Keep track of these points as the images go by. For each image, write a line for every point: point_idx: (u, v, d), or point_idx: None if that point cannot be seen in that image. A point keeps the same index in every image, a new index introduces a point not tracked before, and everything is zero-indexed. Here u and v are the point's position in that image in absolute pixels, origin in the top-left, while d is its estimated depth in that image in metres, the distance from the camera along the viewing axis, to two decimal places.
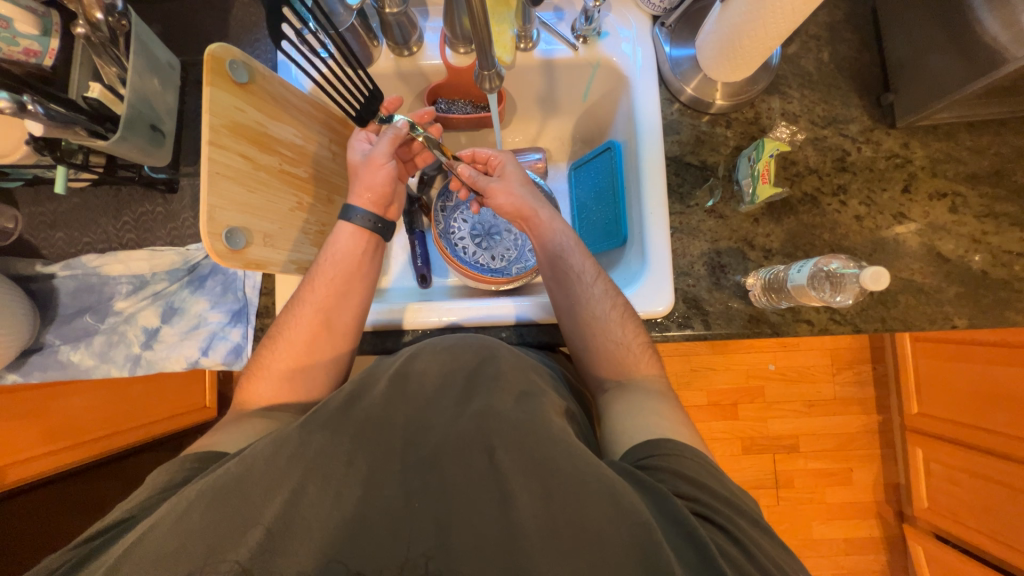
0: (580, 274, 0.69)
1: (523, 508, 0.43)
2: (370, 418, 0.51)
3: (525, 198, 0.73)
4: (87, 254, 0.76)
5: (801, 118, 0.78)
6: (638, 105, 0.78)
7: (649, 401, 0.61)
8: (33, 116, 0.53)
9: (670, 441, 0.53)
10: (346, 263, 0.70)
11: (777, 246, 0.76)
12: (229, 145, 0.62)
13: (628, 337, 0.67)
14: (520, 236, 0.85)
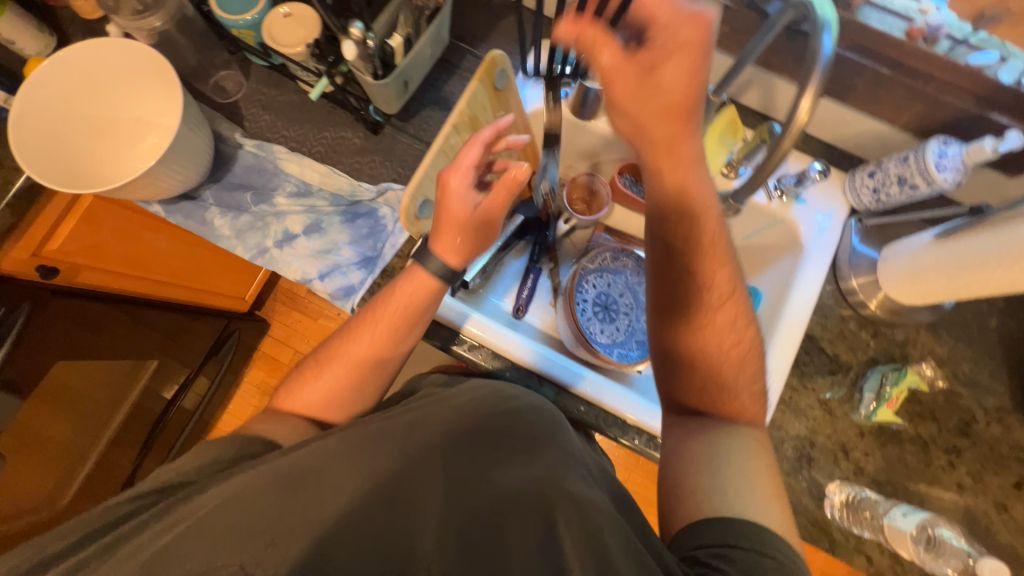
0: (718, 301, 0.62)
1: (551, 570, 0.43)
2: (459, 448, 0.53)
3: (690, 184, 0.61)
4: (279, 145, 0.82)
5: (946, 365, 0.77)
6: (803, 273, 0.80)
7: (731, 440, 0.59)
8: (364, 47, 0.62)
9: (745, 532, 0.50)
10: (399, 310, 0.66)
11: (870, 469, 0.74)
12: (461, 131, 0.67)
13: (740, 383, 0.62)
14: (634, 323, 0.87)
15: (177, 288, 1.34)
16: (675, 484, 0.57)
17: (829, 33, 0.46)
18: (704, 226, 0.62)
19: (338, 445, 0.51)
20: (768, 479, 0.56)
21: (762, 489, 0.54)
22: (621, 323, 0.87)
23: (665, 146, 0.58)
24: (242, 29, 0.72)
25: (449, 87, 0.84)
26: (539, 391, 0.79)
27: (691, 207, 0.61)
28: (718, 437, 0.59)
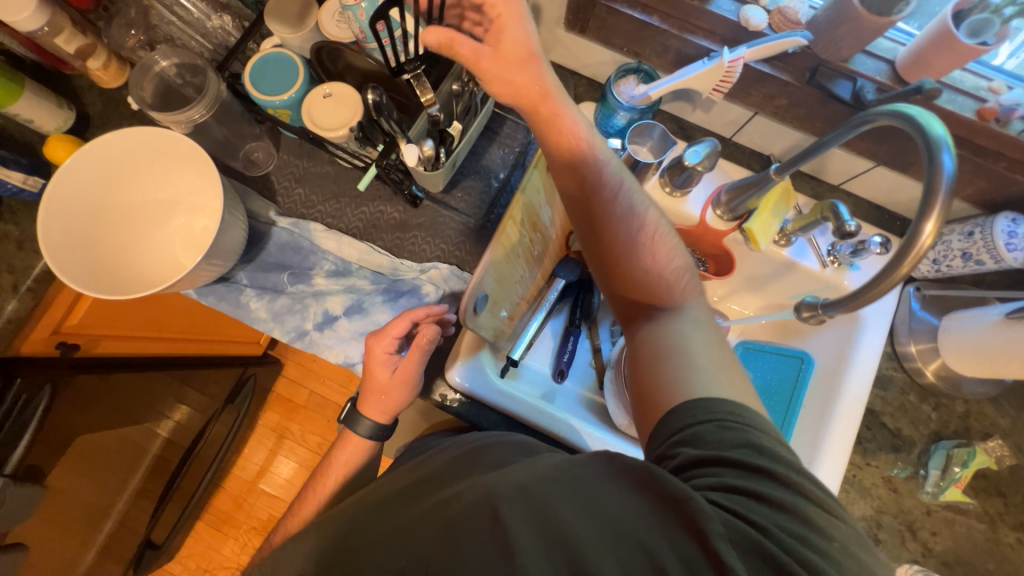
0: (611, 186, 0.60)
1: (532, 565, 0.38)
2: None
3: (562, 105, 0.60)
4: (315, 222, 0.79)
5: (1014, 438, 0.75)
6: (860, 344, 0.78)
7: (686, 330, 0.54)
8: (437, 164, 0.66)
9: (705, 407, 0.46)
10: (338, 475, 0.75)
11: (938, 549, 0.73)
12: (517, 219, 0.65)
13: (654, 263, 0.59)
14: None
15: (195, 343, 1.30)
16: (646, 376, 0.53)
17: (949, 151, 0.43)
18: (562, 142, 0.60)
19: None
20: (720, 361, 0.51)
21: (702, 355, 0.51)
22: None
23: (546, 125, 0.60)
24: (279, 109, 0.69)
25: (488, 155, 0.81)
26: None
27: (580, 148, 0.60)
28: (678, 323, 0.55)
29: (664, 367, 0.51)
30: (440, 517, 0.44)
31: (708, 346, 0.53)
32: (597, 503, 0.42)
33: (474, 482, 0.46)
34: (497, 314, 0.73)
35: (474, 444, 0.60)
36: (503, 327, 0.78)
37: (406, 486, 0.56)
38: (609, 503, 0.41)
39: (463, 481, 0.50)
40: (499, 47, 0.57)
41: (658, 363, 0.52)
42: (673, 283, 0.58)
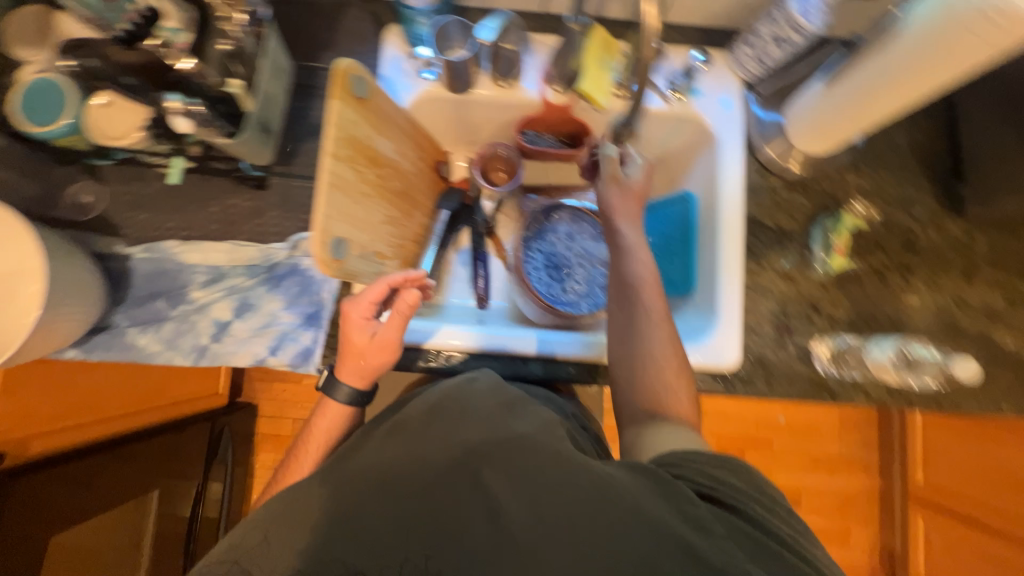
0: (647, 309, 0.70)
1: (513, 514, 0.47)
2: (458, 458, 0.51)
3: (626, 226, 0.75)
4: (170, 240, 0.76)
5: (875, 196, 0.82)
6: (723, 161, 0.81)
7: (643, 347, 0.68)
8: (187, 116, 0.59)
9: (668, 454, 0.56)
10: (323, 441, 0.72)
11: (842, 315, 0.79)
12: (343, 156, 0.63)
13: (666, 359, 0.67)
14: (592, 271, 0.87)
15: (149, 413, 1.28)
16: (616, 390, 0.70)
17: None
18: (639, 271, 0.72)
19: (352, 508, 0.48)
20: (674, 375, 0.67)
21: (660, 378, 0.66)
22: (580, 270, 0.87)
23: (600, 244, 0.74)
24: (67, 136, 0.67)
25: (315, 112, 0.78)
26: (527, 370, 0.80)
27: (631, 274, 0.72)
28: (643, 349, 0.68)
29: (638, 390, 0.67)
30: (417, 468, 0.51)
31: (665, 363, 0.67)
32: (580, 472, 0.49)
33: (445, 447, 0.52)
34: (374, 259, 0.72)
35: (442, 391, 0.62)
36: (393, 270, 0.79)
37: (374, 439, 0.56)
38: (586, 466, 0.50)
39: (438, 439, 0.54)
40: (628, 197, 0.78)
41: (624, 388, 0.68)
42: (648, 317, 0.69)
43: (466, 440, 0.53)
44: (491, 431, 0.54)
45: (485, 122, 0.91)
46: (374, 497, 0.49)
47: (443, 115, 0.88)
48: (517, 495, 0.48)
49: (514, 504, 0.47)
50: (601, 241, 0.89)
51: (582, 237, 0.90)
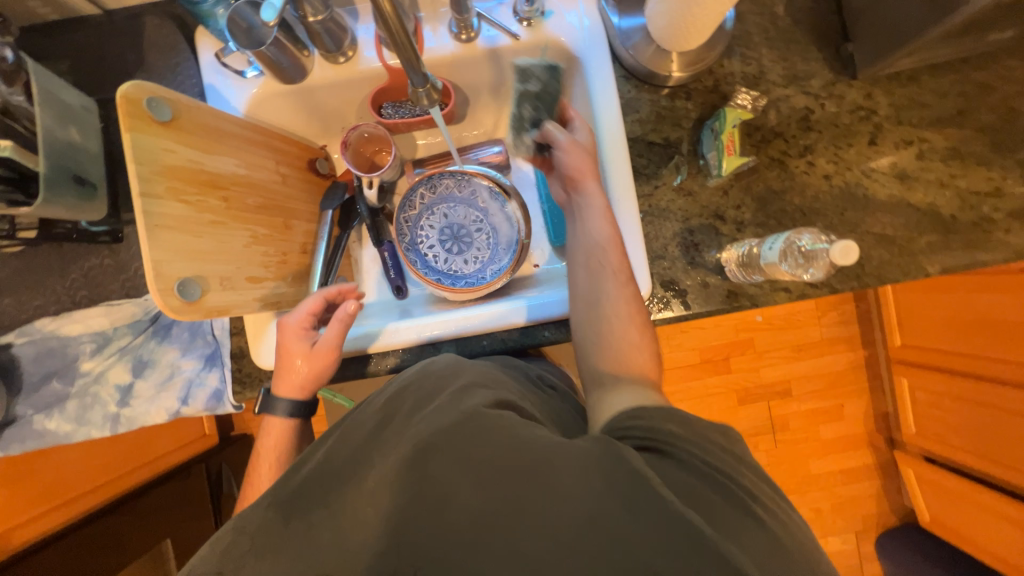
0: (614, 270, 0.63)
1: (479, 539, 0.41)
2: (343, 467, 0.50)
3: (581, 162, 0.68)
4: (41, 318, 0.72)
5: (761, 81, 0.76)
6: (592, 83, 0.75)
7: (606, 310, 0.62)
8: None
9: (629, 414, 0.50)
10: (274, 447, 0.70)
11: (749, 217, 0.75)
12: (161, 190, 0.58)
13: (637, 341, 0.60)
14: (492, 235, 0.84)
15: (146, 468, 1.25)
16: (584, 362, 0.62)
17: None
18: (602, 235, 0.65)
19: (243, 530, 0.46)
20: (637, 333, 0.61)
21: (626, 338, 0.60)
22: (479, 239, 0.84)
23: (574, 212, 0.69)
24: None
25: None
26: (441, 353, 0.77)
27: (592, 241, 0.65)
28: (608, 309, 0.62)
29: (604, 349, 0.60)
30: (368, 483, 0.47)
31: (628, 319, 0.61)
32: (540, 471, 0.43)
33: (400, 442, 0.49)
34: (247, 285, 0.69)
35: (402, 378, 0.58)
36: (281, 289, 0.75)
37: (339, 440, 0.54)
38: (553, 466, 0.43)
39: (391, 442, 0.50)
40: (571, 145, 0.69)
41: (588, 353, 0.62)
42: (613, 277, 0.63)
43: (417, 431, 0.48)
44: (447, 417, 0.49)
45: (343, 105, 0.84)
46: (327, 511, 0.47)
47: (294, 109, 0.81)
48: (483, 530, 0.42)
49: (456, 515, 0.43)
50: (496, 200, 0.83)
51: (475, 201, 0.84)
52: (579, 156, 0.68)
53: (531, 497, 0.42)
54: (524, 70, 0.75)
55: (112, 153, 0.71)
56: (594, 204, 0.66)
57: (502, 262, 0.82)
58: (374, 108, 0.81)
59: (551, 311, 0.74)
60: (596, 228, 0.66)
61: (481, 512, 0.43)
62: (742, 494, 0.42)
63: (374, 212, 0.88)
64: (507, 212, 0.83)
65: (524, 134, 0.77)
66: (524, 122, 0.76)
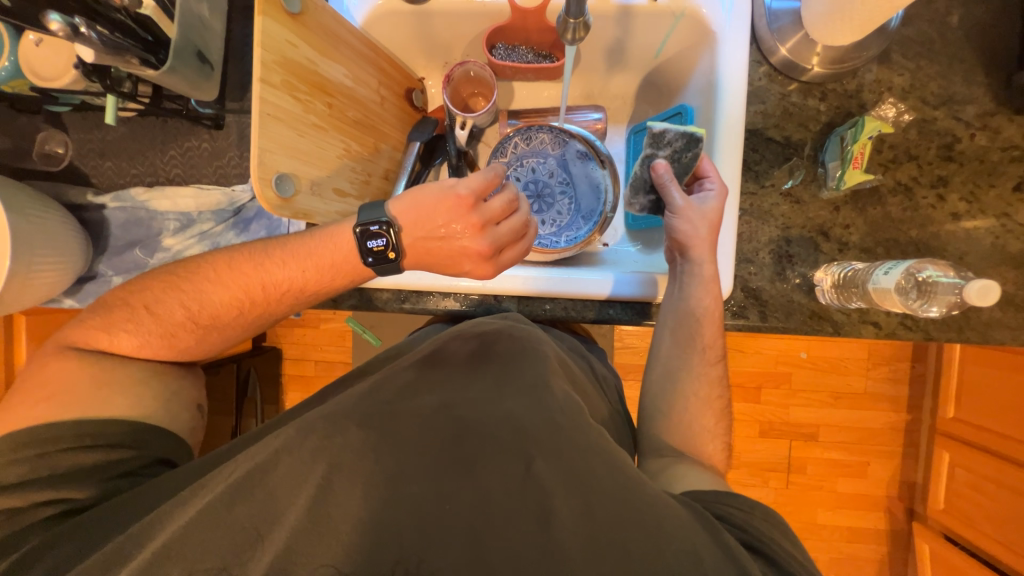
0: (705, 347, 0.66)
1: (564, 522, 0.42)
2: (403, 409, 0.51)
3: (700, 230, 0.65)
4: (135, 186, 0.75)
5: (908, 96, 0.69)
6: (723, 62, 0.70)
7: (685, 385, 0.66)
8: (87, 40, 0.51)
9: (697, 493, 0.53)
10: (326, 264, 0.65)
11: (855, 240, 0.70)
12: (278, 82, 0.58)
13: (711, 425, 0.64)
14: (575, 201, 0.81)
15: None
16: (645, 422, 0.68)
17: None
18: (705, 315, 0.65)
19: (301, 444, 0.47)
20: (712, 419, 0.64)
21: (698, 422, 0.64)
22: (560, 203, 0.82)
23: (675, 274, 0.69)
24: (8, 81, 0.68)
25: None
26: (501, 308, 0.76)
27: (693, 314, 0.66)
28: (687, 386, 0.65)
29: (668, 421, 0.65)
30: (453, 428, 0.49)
31: (705, 403, 0.65)
32: (635, 492, 0.45)
33: (491, 412, 0.51)
34: (332, 196, 0.69)
35: (484, 341, 0.63)
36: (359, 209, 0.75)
37: (405, 386, 0.56)
38: (649, 502, 0.44)
39: (484, 406, 0.52)
40: (697, 213, 0.65)
41: (651, 413, 0.67)
42: (702, 353, 0.66)
43: (512, 410, 0.51)
44: (537, 408, 0.51)
45: (454, 38, 0.82)
46: (411, 440, 0.48)
47: (405, 32, 0.80)
48: (564, 516, 0.42)
49: (526, 495, 0.44)
50: (587, 166, 0.80)
51: (565, 162, 0.82)
52: (703, 226, 0.65)
53: (624, 519, 0.42)
54: (659, 134, 0.69)
55: (230, 39, 0.72)
56: (701, 275, 0.65)
57: (580, 230, 0.80)
58: (486, 47, 0.78)
59: (619, 290, 0.73)
60: (698, 299, 0.65)
61: (548, 494, 0.44)
62: (793, 568, 0.45)
63: (459, 154, 0.87)
64: (593, 181, 0.80)
65: (640, 195, 0.71)
66: (643, 181, 0.71)
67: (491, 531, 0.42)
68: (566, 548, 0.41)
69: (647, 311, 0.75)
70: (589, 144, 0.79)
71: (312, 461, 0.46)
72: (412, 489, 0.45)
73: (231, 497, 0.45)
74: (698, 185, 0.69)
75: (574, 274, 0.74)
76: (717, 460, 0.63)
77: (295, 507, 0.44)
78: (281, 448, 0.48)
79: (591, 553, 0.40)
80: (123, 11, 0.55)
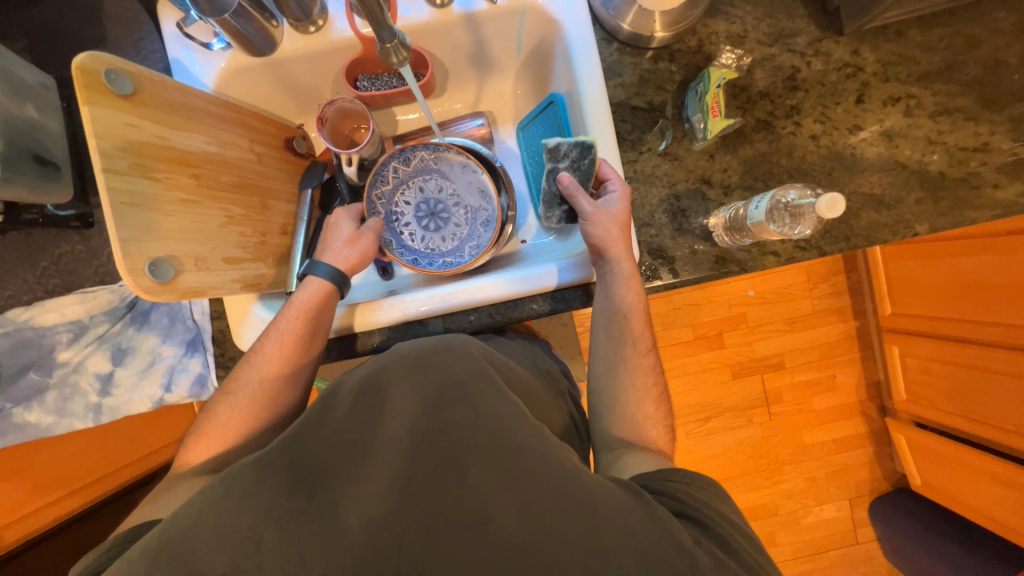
0: (636, 341, 0.68)
1: (505, 527, 0.41)
2: (332, 442, 0.47)
3: (613, 232, 0.67)
4: (13, 308, 0.69)
5: (746, 40, 0.74)
6: (573, 47, 0.72)
7: (624, 378, 0.67)
8: None
9: (638, 476, 0.55)
10: (299, 314, 0.65)
11: (736, 180, 0.74)
12: (126, 167, 0.55)
13: (654, 413, 0.65)
14: (471, 211, 0.82)
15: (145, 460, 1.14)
16: (592, 416, 0.69)
17: None
18: (632, 311, 0.67)
19: (214, 505, 0.42)
20: (652, 406, 0.66)
21: (641, 411, 0.65)
22: (456, 215, 0.83)
23: (599, 272, 0.70)
24: None
25: None
26: (429, 331, 0.75)
27: (620, 312, 0.67)
28: (624, 379, 0.67)
29: (615, 412, 0.66)
30: (381, 451, 0.46)
31: (644, 393, 0.66)
32: (577, 485, 0.44)
33: (426, 427, 0.47)
34: (223, 265, 0.66)
35: (421, 350, 0.57)
36: (261, 271, 0.73)
37: (338, 409, 0.50)
38: (589, 488, 0.44)
39: (417, 422, 0.48)
40: (607, 214, 0.68)
41: (598, 409, 0.68)
42: (633, 346, 0.67)
43: (448, 420, 0.47)
44: (476, 413, 0.48)
45: (318, 81, 0.82)
46: (339, 479, 0.44)
47: (266, 84, 0.78)
48: (508, 519, 0.42)
49: (463, 506, 0.42)
50: (473, 175, 0.81)
51: (449, 175, 0.82)
52: (613, 226, 0.67)
53: (565, 514, 0.42)
54: (554, 149, 0.71)
55: (76, 133, 0.68)
56: (621, 272, 0.67)
57: (485, 237, 0.81)
58: (348, 81, 0.79)
59: (536, 283, 0.74)
60: (624, 297, 0.67)
61: (485, 500, 0.43)
62: (727, 536, 0.47)
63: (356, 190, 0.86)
64: (482, 188, 0.81)
65: (554, 208, 0.75)
66: (553, 195, 0.74)
67: (436, 550, 0.41)
68: (503, 550, 0.40)
69: (570, 297, 0.76)
70: (470, 156, 0.79)
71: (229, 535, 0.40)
72: (346, 520, 0.41)
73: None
74: (602, 189, 0.71)
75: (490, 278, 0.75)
76: (663, 445, 0.64)
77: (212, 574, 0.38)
78: (201, 504, 0.42)
79: (532, 553, 0.40)
80: None
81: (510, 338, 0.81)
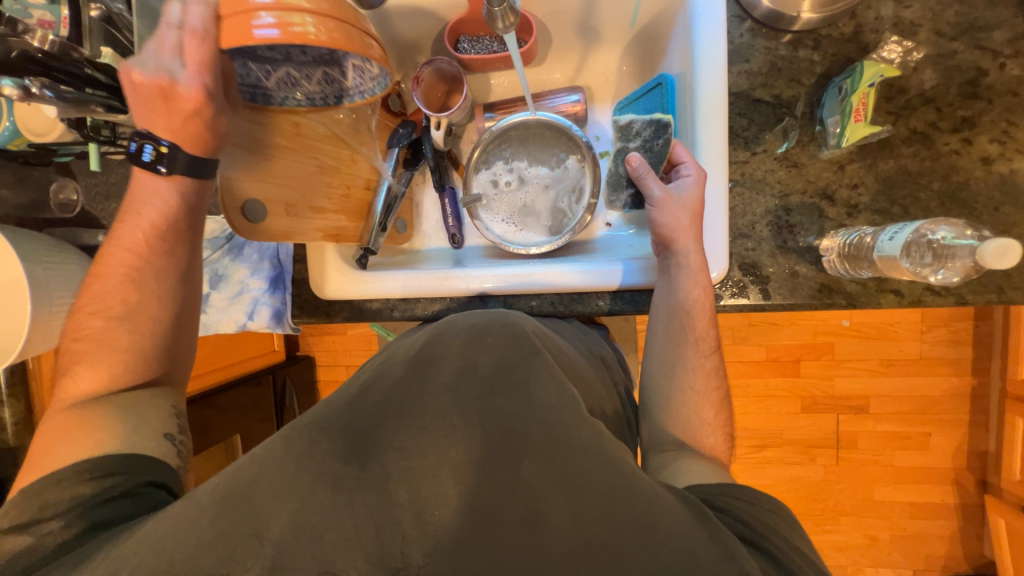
0: (698, 340, 0.62)
1: (557, 524, 0.39)
2: (385, 407, 0.48)
3: (683, 220, 0.61)
4: None
5: (919, 30, 0.61)
6: (698, 19, 0.64)
7: (680, 379, 0.62)
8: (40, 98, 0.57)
9: (701, 486, 0.50)
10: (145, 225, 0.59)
11: (866, 201, 0.63)
12: (237, 109, 0.59)
13: (711, 418, 0.60)
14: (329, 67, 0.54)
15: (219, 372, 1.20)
16: (644, 415, 0.64)
17: None
18: (696, 308, 0.62)
19: (278, 454, 0.44)
20: (711, 410, 0.60)
21: (698, 414, 0.60)
22: (312, 55, 0.51)
23: (663, 262, 0.64)
24: (8, 141, 0.71)
25: None
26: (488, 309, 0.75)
27: (683, 307, 0.62)
28: (683, 380, 0.61)
29: (671, 414, 0.61)
30: (422, 425, 0.45)
31: (703, 396, 0.61)
32: (632, 490, 0.42)
33: (476, 408, 0.46)
34: (310, 214, 0.68)
35: (478, 331, 0.58)
36: (342, 224, 0.74)
37: (393, 375, 0.52)
38: (651, 506, 0.41)
39: (466, 400, 0.47)
40: (682, 200, 0.61)
41: (653, 408, 0.63)
42: (695, 345, 0.62)
43: (502, 405, 0.46)
44: (530, 406, 0.46)
45: (419, 40, 0.81)
46: (388, 444, 0.44)
47: None
48: (559, 522, 0.39)
49: (502, 504, 0.40)
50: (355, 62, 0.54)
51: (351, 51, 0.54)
52: (683, 215, 0.61)
53: (622, 531, 0.38)
54: (626, 128, 0.74)
55: None
56: (688, 266, 0.61)
57: (322, 94, 0.58)
58: (450, 41, 0.78)
59: (606, 278, 0.70)
60: (689, 292, 0.61)
61: (539, 498, 0.40)
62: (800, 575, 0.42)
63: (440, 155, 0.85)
64: (372, 74, 0.54)
65: (621, 191, 0.75)
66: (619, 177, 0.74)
67: (480, 531, 0.39)
68: (556, 553, 0.37)
69: (642, 300, 0.71)
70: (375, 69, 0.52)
71: (290, 484, 0.41)
72: (396, 493, 0.41)
73: (212, 510, 0.41)
74: (674, 173, 0.65)
75: (559, 264, 0.71)
76: (721, 449, 0.59)
77: (266, 528, 0.39)
78: (267, 459, 0.44)
79: (580, 555, 0.37)
80: (87, 62, 0.60)
81: (578, 325, 0.78)
